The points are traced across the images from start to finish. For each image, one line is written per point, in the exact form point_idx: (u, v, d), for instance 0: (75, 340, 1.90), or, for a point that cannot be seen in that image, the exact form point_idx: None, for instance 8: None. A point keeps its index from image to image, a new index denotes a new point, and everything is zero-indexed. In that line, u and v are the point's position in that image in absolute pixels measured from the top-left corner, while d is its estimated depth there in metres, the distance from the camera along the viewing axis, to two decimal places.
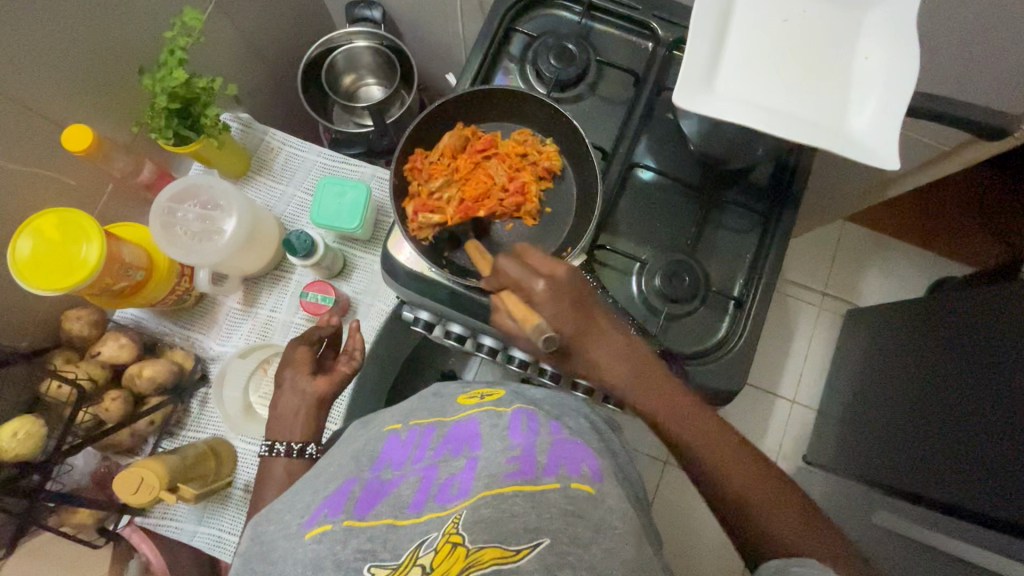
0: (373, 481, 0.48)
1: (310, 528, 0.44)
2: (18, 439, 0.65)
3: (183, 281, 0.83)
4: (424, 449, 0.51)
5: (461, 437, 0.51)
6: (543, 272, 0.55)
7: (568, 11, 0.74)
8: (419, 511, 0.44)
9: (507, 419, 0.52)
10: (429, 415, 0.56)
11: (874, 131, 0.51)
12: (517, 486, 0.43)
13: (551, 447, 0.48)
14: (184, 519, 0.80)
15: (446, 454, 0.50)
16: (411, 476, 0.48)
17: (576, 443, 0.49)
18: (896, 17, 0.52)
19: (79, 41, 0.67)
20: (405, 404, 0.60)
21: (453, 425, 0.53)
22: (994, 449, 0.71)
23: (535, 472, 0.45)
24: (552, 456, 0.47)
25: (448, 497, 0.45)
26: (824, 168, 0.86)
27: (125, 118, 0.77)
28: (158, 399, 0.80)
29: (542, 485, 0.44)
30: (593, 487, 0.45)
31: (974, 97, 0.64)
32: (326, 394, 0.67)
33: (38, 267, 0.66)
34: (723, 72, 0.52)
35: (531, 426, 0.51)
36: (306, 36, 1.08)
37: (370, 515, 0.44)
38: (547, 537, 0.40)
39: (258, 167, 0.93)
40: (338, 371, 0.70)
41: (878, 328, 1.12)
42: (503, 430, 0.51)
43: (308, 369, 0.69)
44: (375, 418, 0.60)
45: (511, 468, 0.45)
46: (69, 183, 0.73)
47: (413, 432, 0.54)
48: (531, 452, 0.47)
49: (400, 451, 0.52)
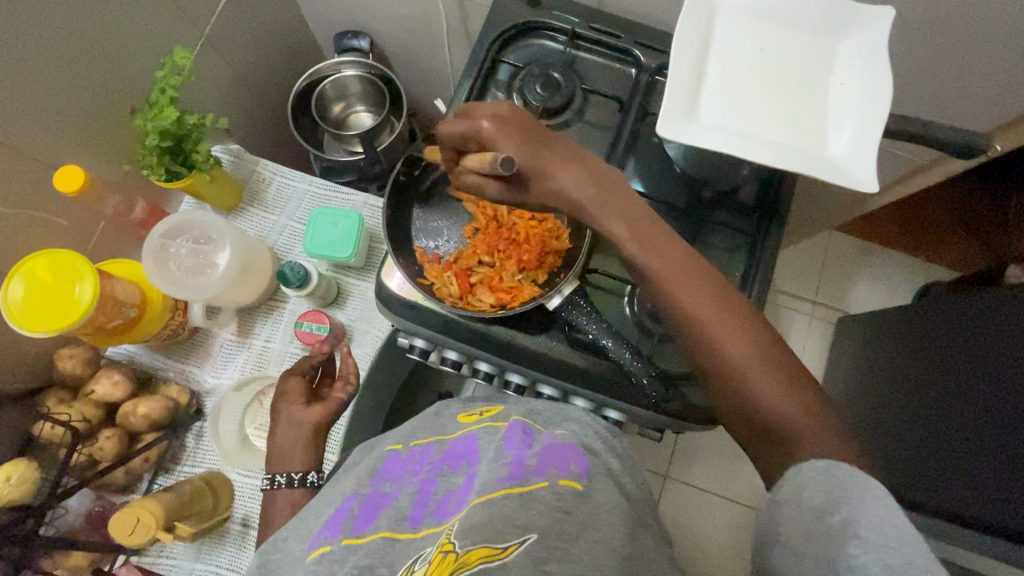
0: (373, 495, 0.49)
1: (311, 549, 0.44)
2: (11, 483, 0.65)
3: (176, 316, 0.83)
4: (424, 463, 0.52)
5: (460, 451, 0.51)
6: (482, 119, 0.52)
7: (552, 41, 0.75)
8: (416, 525, 0.44)
9: (503, 432, 0.52)
10: (429, 434, 0.57)
11: (852, 154, 0.52)
12: (506, 489, 0.43)
13: (541, 453, 0.48)
14: (182, 556, 0.80)
15: (444, 468, 0.50)
16: (410, 487, 0.49)
17: (566, 444, 0.51)
18: (869, 43, 0.54)
19: (70, 81, 0.68)
20: (408, 425, 0.61)
21: (453, 441, 0.53)
22: (986, 454, 0.72)
23: (525, 475, 0.45)
24: (540, 459, 0.47)
25: (445, 512, 0.45)
26: (809, 187, 0.88)
27: (116, 155, 0.78)
28: (154, 435, 0.80)
29: (531, 486, 0.44)
30: (580, 483, 0.46)
31: (948, 115, 0.66)
32: (321, 430, 0.67)
33: (32, 310, 0.66)
34: (704, 102, 0.54)
35: (526, 439, 0.51)
36: (295, 66, 1.09)
37: (368, 530, 0.44)
38: (534, 533, 0.39)
39: (250, 198, 0.93)
40: (334, 400, 0.70)
41: (869, 335, 1.13)
42: (498, 441, 0.51)
43: (302, 400, 0.68)
44: (379, 442, 0.60)
45: (501, 473, 0.46)
46: (61, 224, 0.73)
47: (414, 450, 0.54)
48: (521, 458, 0.47)
49: (399, 467, 0.52)
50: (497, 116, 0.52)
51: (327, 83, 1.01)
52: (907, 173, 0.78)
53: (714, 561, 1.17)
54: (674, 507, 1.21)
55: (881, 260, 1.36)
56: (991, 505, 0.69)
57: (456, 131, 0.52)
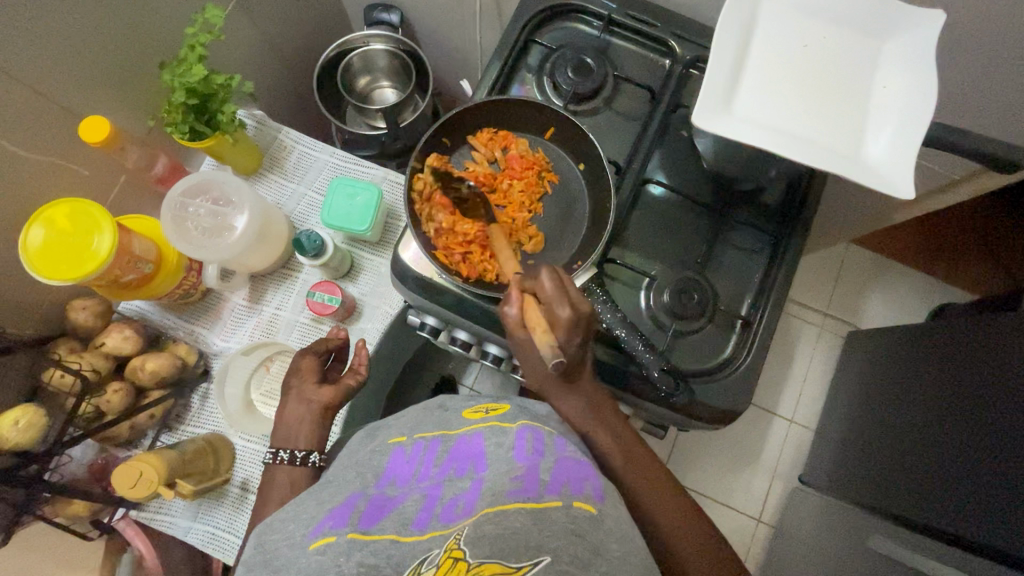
0: (378, 497, 0.48)
1: (314, 538, 0.44)
2: (17, 428, 0.65)
3: (191, 276, 0.83)
4: (429, 466, 0.51)
5: (466, 455, 0.51)
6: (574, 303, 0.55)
7: (587, 25, 0.74)
8: (422, 528, 0.44)
9: (512, 438, 0.51)
10: (434, 428, 0.56)
11: (890, 158, 0.51)
12: (520, 504, 0.43)
13: (555, 467, 0.47)
14: (179, 515, 0.80)
15: (451, 473, 0.50)
16: (416, 493, 0.48)
17: (579, 462, 0.49)
18: (915, 46, 0.53)
19: (98, 30, 0.67)
20: (410, 414, 0.60)
21: (458, 440, 0.53)
22: (989, 474, 0.71)
23: (539, 490, 0.45)
24: (555, 474, 0.47)
25: (452, 517, 0.45)
26: (834, 193, 0.87)
27: (140, 109, 0.77)
28: (160, 392, 0.80)
29: (545, 503, 0.44)
30: (594, 506, 0.45)
31: (987, 128, 0.65)
32: (329, 411, 0.67)
33: (51, 257, 0.66)
34: (742, 94, 0.53)
35: (536, 447, 0.50)
36: (323, 36, 1.08)
37: (375, 529, 0.44)
38: (548, 555, 0.40)
39: (270, 164, 0.93)
40: (343, 384, 0.69)
41: (879, 350, 1.12)
42: (508, 451, 0.50)
43: (315, 379, 0.68)
44: (381, 430, 0.59)
45: (515, 486, 0.45)
46: (81, 174, 0.73)
47: (419, 446, 0.54)
48: (535, 471, 0.47)
49: (405, 467, 0.52)
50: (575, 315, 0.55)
51: (354, 54, 1.00)
52: (938, 186, 0.77)
53: None
54: None
55: (895, 277, 1.35)
56: (986, 528, 0.68)
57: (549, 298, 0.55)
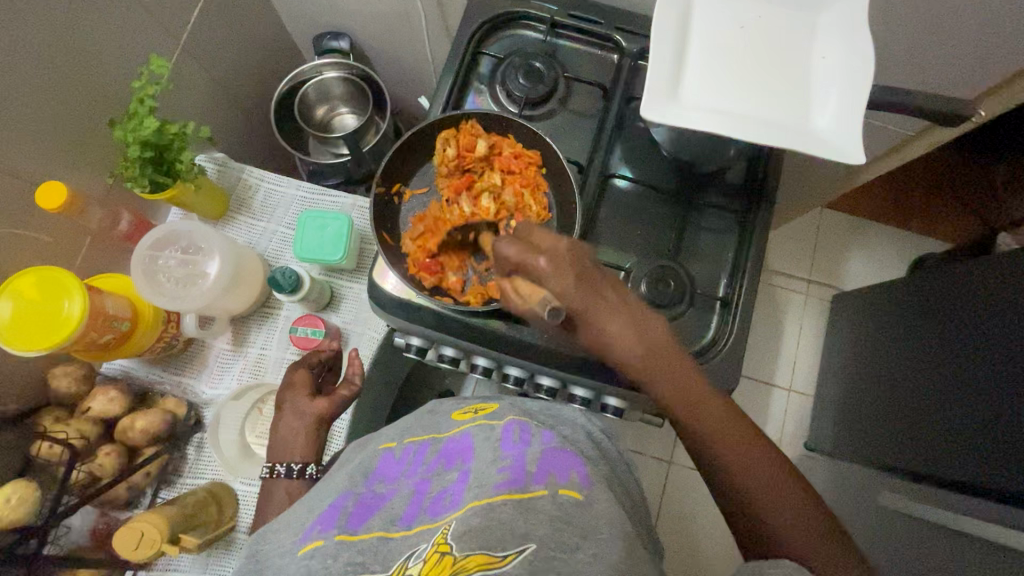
0: (367, 495, 0.48)
1: (304, 544, 0.44)
2: (10, 505, 0.64)
3: (170, 327, 0.83)
4: (418, 464, 0.51)
5: (455, 451, 0.51)
6: (544, 247, 0.50)
7: (533, 30, 0.75)
8: (410, 524, 0.44)
9: (499, 432, 0.51)
10: (424, 432, 0.56)
11: (839, 127, 0.52)
12: (506, 494, 0.43)
13: (541, 457, 0.47)
14: (188, 570, 0.79)
15: (439, 468, 0.50)
16: (405, 489, 0.48)
17: (565, 451, 0.49)
18: (847, 17, 0.54)
19: (43, 96, 0.66)
20: (402, 422, 0.60)
21: (447, 441, 0.53)
22: (985, 422, 0.72)
23: (524, 481, 0.44)
24: (541, 465, 0.46)
25: (440, 509, 0.45)
26: (796, 164, 0.88)
27: (97, 168, 0.77)
28: (153, 449, 0.79)
29: (531, 493, 0.43)
30: (580, 492, 0.44)
31: (931, 83, 0.66)
32: (324, 422, 0.67)
33: (22, 327, 0.66)
34: (687, 81, 0.53)
35: (523, 437, 0.50)
36: (275, 71, 1.08)
37: (363, 528, 0.44)
38: (533, 542, 0.39)
39: (237, 206, 0.92)
40: (337, 393, 0.68)
41: (866, 310, 1.13)
42: (495, 442, 0.49)
43: (307, 391, 0.68)
44: (372, 440, 0.60)
45: (500, 478, 0.45)
46: (46, 241, 0.73)
47: (408, 449, 0.54)
48: (521, 461, 0.46)
49: (394, 467, 0.52)
50: (551, 255, 0.50)
51: (308, 85, 1.00)
52: (896, 143, 0.78)
53: (721, 547, 1.15)
54: (680, 493, 1.19)
55: (872, 235, 1.37)
56: (989, 468, 0.69)
57: (513, 257, 0.50)
